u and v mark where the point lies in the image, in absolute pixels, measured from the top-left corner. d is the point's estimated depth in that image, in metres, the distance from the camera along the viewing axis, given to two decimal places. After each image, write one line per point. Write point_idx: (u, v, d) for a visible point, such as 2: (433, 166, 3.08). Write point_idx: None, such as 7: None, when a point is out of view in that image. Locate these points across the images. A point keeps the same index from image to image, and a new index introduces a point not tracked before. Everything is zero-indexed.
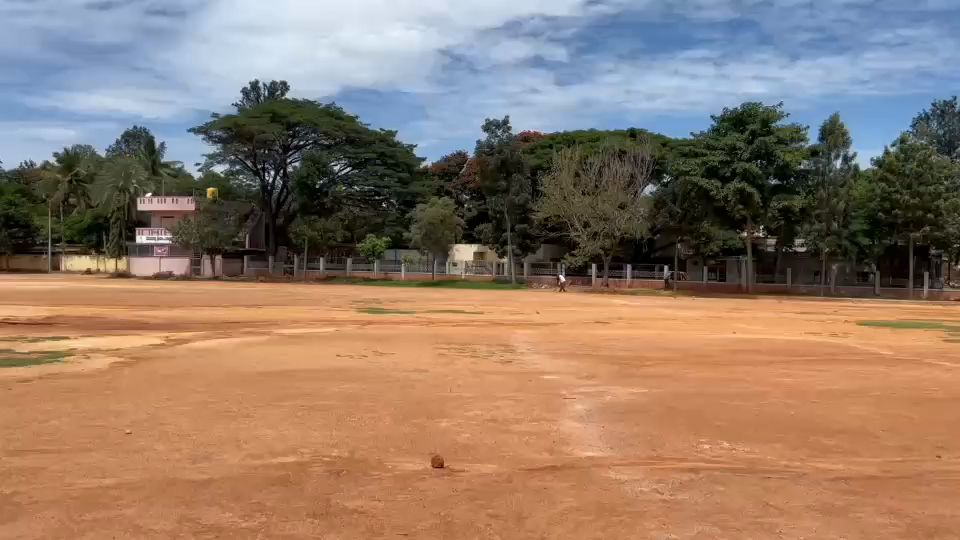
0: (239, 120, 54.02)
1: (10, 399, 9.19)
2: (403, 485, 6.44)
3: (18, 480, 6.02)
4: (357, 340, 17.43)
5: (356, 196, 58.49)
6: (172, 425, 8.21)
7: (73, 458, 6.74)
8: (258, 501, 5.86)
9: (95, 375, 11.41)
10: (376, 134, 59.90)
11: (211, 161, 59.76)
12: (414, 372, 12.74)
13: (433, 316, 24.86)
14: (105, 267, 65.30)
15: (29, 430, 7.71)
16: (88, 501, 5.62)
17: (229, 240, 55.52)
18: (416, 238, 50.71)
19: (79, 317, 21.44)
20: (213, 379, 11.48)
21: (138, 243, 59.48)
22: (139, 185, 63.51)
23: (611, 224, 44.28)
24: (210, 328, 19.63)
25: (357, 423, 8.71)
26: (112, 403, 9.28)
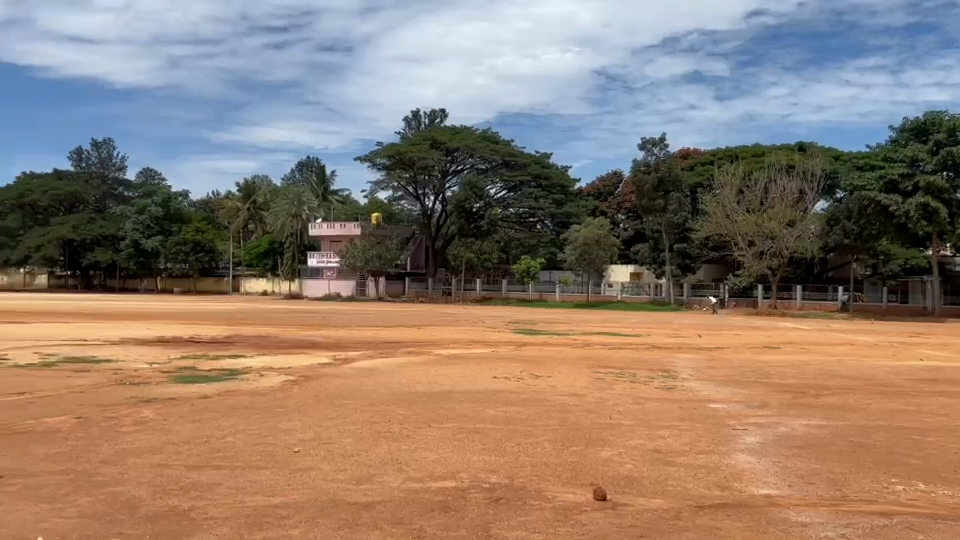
0: (400, 148, 56.21)
1: (192, 415, 9.72)
2: (564, 518, 6.19)
3: (195, 495, 6.27)
4: (513, 362, 17.34)
5: (513, 218, 59.02)
6: (336, 445, 8.38)
7: (246, 475, 6.98)
8: (418, 527, 5.80)
9: (267, 392, 11.94)
10: (532, 157, 60.23)
11: (375, 188, 62.15)
12: (572, 396, 12.44)
13: (589, 338, 24.37)
14: (279, 289, 69.31)
15: (207, 445, 8.09)
16: (257, 520, 5.73)
17: (392, 262, 57.39)
18: (571, 259, 50.39)
19: (255, 336, 22.64)
20: (376, 398, 11.70)
21: (310, 266, 62.61)
22: (311, 212, 66.99)
23: (779, 242, 42.20)
24: (373, 348, 20.22)
25: (517, 449, 8.56)
26: (281, 420, 9.63)
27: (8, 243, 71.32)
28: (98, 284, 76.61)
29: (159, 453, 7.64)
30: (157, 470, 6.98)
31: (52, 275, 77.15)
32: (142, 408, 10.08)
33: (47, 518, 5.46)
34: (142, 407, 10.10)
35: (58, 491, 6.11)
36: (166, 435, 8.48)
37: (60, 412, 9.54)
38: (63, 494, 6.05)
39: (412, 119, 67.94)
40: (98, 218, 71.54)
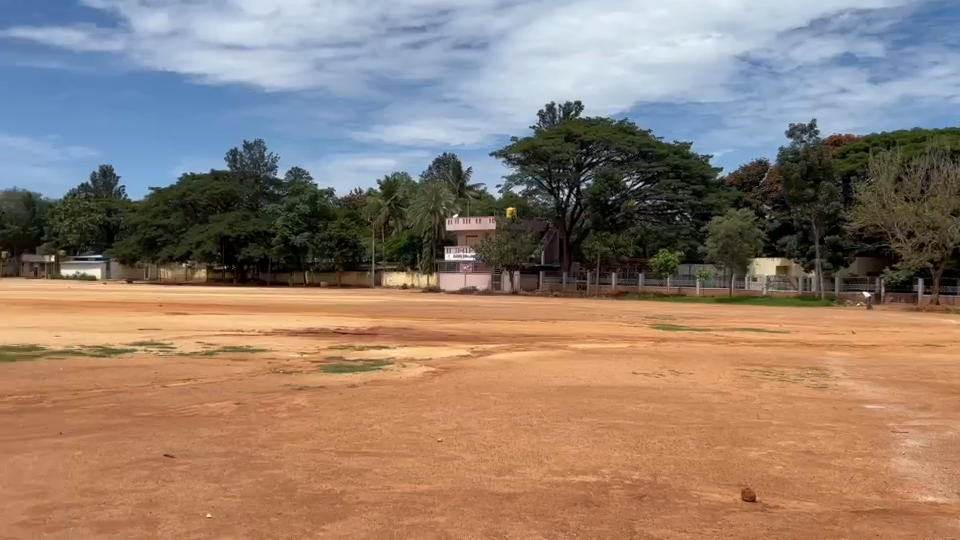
0: (535, 142, 56.42)
1: (340, 403, 10.14)
2: (711, 518, 6.04)
3: (347, 481, 6.54)
4: (652, 358, 17.02)
5: (650, 210, 58.37)
6: (478, 436, 8.51)
7: (392, 462, 7.22)
8: (561, 520, 5.81)
9: (410, 382, 12.28)
10: (671, 147, 58.82)
11: (510, 183, 62.57)
12: (716, 394, 12.08)
13: (731, 334, 23.57)
14: (418, 283, 71.42)
15: (355, 432, 8.41)
16: (404, 506, 5.91)
17: (527, 257, 57.49)
18: (712, 252, 48.80)
19: (397, 328, 23.34)
20: (515, 391, 11.79)
21: (447, 260, 63.77)
22: (448, 208, 68.25)
23: (942, 234, 39.22)
24: (510, 341, 20.40)
25: (659, 446, 8.40)
26: (424, 410, 9.88)
27: (171, 240, 76.37)
28: (251, 278, 81.03)
29: (311, 438, 8.02)
30: (310, 455, 7.32)
31: (210, 270, 82.28)
32: (295, 395, 10.61)
33: (215, 496, 5.84)
34: (295, 395, 10.63)
35: (223, 472, 6.53)
36: (318, 422, 8.87)
37: (222, 397, 10.19)
38: (227, 475, 6.46)
39: (547, 112, 67.94)
40: (250, 216, 75.57)
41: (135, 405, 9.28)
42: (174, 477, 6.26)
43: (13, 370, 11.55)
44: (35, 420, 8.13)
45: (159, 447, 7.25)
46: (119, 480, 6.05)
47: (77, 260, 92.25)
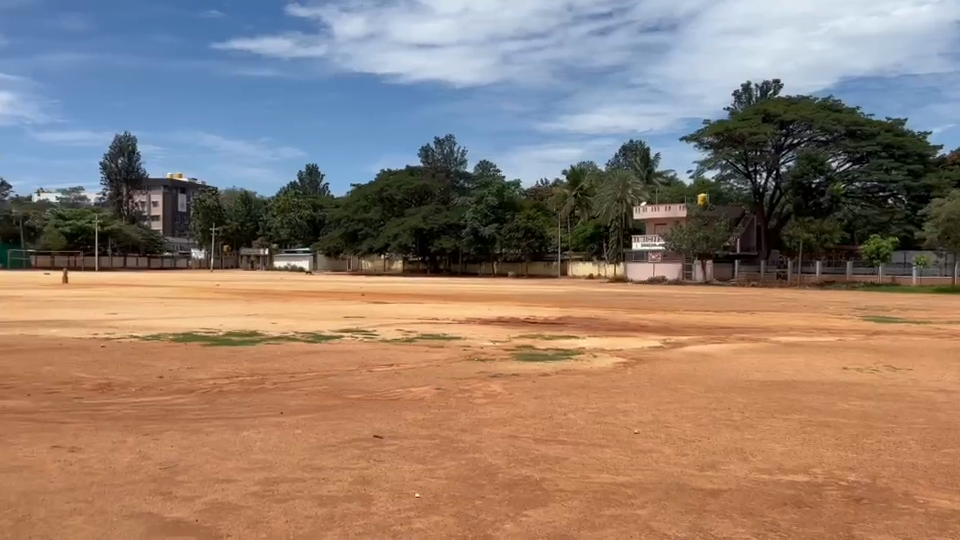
0: (729, 125, 54.14)
1: (535, 391, 10.26)
2: (940, 526, 5.51)
3: (545, 468, 6.59)
4: (864, 352, 15.83)
5: (859, 193, 54.40)
6: (677, 429, 8.32)
7: (590, 452, 7.19)
8: (771, 519, 5.54)
9: (603, 373, 12.20)
10: (883, 125, 54.30)
11: (703, 168, 60.62)
12: (941, 392, 11.05)
13: (955, 328, 21.44)
14: (605, 272, 70.97)
15: (551, 421, 8.46)
16: (605, 497, 5.87)
17: (721, 244, 55.42)
18: (931, 238, 44.82)
19: (586, 318, 23.28)
20: (714, 385, 11.40)
21: (634, 249, 62.86)
22: (636, 195, 67.22)
23: None
24: (705, 333, 19.74)
25: (876, 446, 7.80)
26: (619, 401, 9.79)
27: (370, 233, 80.73)
28: (444, 269, 83.84)
29: (509, 425, 8.17)
30: (509, 441, 7.46)
31: (405, 262, 86.07)
32: (491, 382, 10.85)
33: (422, 477, 6.07)
34: (491, 382, 10.87)
35: (428, 453, 6.80)
36: (514, 409, 9.01)
37: (422, 382, 10.61)
38: (432, 457, 6.72)
39: (742, 93, 65.30)
40: (442, 208, 77.97)
41: (345, 388, 9.87)
42: (383, 457, 6.58)
43: (238, 352, 12.68)
44: (259, 399, 8.85)
45: (368, 428, 7.65)
46: (333, 458, 6.45)
47: (287, 252, 99.72)
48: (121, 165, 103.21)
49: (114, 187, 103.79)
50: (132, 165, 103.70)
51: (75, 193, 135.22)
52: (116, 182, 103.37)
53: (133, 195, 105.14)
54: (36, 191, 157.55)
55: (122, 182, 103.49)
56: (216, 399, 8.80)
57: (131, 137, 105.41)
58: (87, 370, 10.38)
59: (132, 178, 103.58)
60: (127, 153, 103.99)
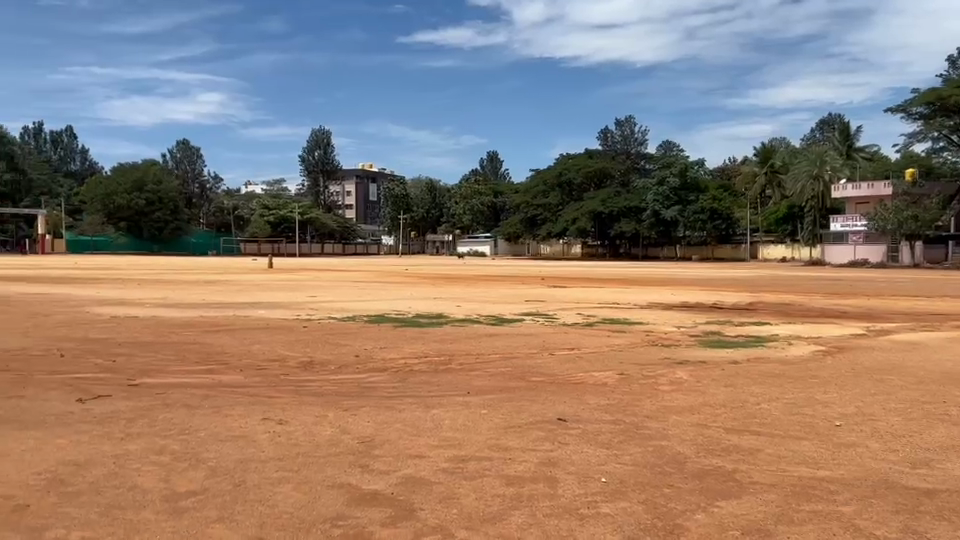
0: (942, 93, 49.51)
1: (724, 380, 9.87)
2: None
3: (737, 459, 6.34)
4: None
5: None
6: (884, 422, 7.72)
7: (786, 444, 6.83)
8: None
9: (798, 362, 11.52)
10: None
11: (911, 141, 55.98)
12: None
13: None
14: (800, 255, 67.67)
15: (742, 411, 8.12)
16: (804, 492, 5.54)
17: (931, 224, 50.70)
18: None
19: (777, 304, 22.15)
20: (926, 377, 10.46)
21: (833, 231, 58.85)
22: (834, 172, 63.05)
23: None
24: (913, 320, 18.16)
25: None
26: (817, 392, 9.24)
27: (549, 217, 80.90)
28: (624, 254, 82.56)
29: (696, 413, 7.92)
30: (697, 430, 7.23)
31: (585, 246, 85.79)
32: (677, 369, 10.56)
33: (608, 462, 6.02)
34: (677, 369, 10.57)
35: (614, 438, 6.73)
36: (702, 397, 8.73)
37: (606, 367, 10.51)
38: (617, 442, 6.64)
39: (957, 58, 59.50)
40: (623, 191, 76.68)
41: (528, 370, 9.98)
42: (568, 440, 6.58)
43: (425, 334, 13.12)
44: (447, 379, 9.13)
45: (552, 411, 7.68)
46: (520, 439, 6.53)
47: (470, 238, 102.22)
48: (318, 157, 109.90)
49: (312, 179, 110.73)
50: (327, 157, 110.31)
51: (277, 184, 145.65)
52: (314, 173, 110.23)
53: (329, 185, 111.61)
54: (245, 184, 171.27)
55: (319, 173, 110.15)
56: (408, 377, 9.18)
57: (326, 130, 111.84)
58: (290, 349, 11.14)
59: (327, 168, 109.99)
60: (322, 145, 110.73)
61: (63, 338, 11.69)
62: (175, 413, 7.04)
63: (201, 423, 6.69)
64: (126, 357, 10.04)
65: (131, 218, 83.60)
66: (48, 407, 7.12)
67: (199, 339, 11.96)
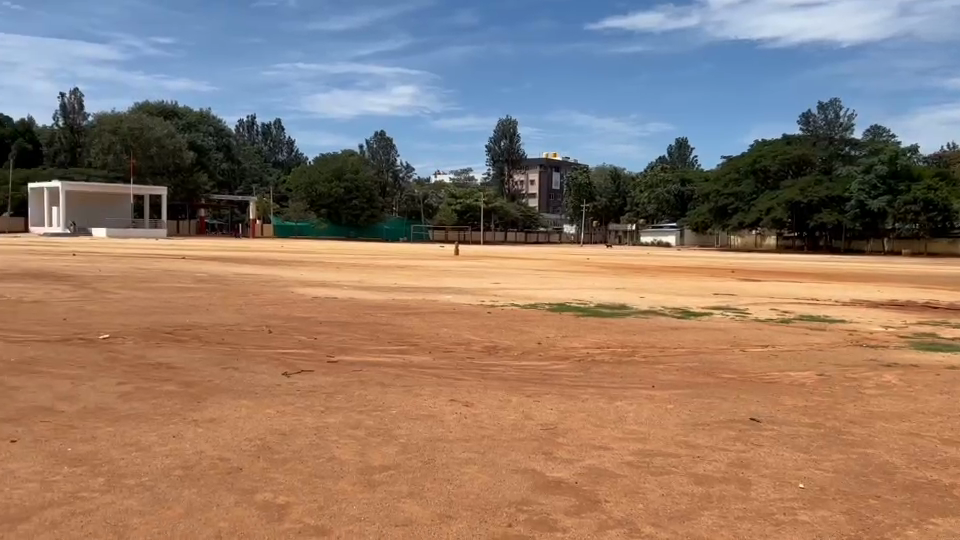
0: None
1: (938, 386, 9.03)
2: None
3: (955, 473, 5.75)
4: None
5: None
6: None
7: None
8: None
9: None
10: None
11: None
12: None
13: None
14: None
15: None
16: None
17: None
18: None
19: None
20: None
21: None
22: None
23: None
24: None
25: None
26: None
27: (741, 207, 77.21)
28: (823, 246, 77.82)
29: (907, 421, 7.27)
30: (909, 439, 6.64)
31: (779, 238, 81.78)
32: (884, 372, 9.76)
33: (806, 467, 5.66)
34: (884, 371, 9.78)
35: (813, 443, 6.32)
36: (913, 403, 8.03)
37: (803, 367, 9.93)
38: (816, 447, 6.24)
39: None
40: (824, 179, 71.98)
41: (718, 367, 9.60)
42: (762, 442, 6.25)
43: (610, 325, 12.95)
44: (632, 372, 8.97)
45: (745, 410, 7.36)
46: (709, 436, 6.30)
47: (655, 228, 100.23)
48: (505, 147, 111.95)
49: (498, 168, 112.91)
50: (513, 146, 111.93)
51: (465, 173, 149.84)
52: (499, 163, 112.38)
53: (514, 173, 113.40)
54: (434, 173, 176.83)
55: (504, 162, 112.11)
56: (592, 367, 9.11)
57: (512, 120, 113.60)
58: (476, 334, 11.39)
59: (512, 158, 111.73)
60: (509, 135, 112.55)
61: (270, 314, 12.62)
62: (369, 390, 7.40)
63: (393, 401, 6.97)
64: (326, 335, 10.68)
65: (331, 205, 88.96)
66: (260, 379, 7.72)
67: (391, 320, 12.49)
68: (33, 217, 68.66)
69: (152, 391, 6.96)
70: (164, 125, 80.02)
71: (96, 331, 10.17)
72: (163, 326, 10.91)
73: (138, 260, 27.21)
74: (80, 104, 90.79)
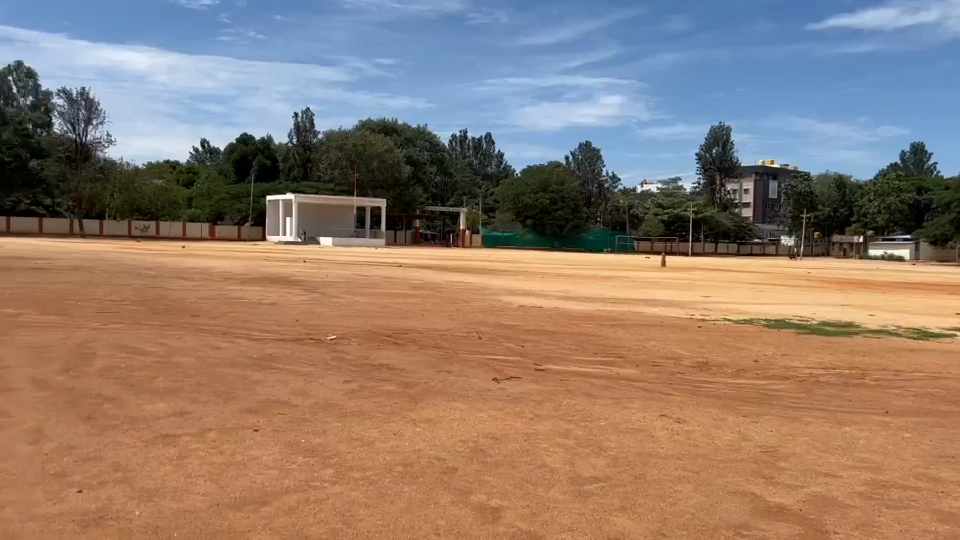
0: None
1: None
2: None
3: None
4: None
5: None
6: None
7: None
8: None
9: None
10: None
11: None
12: None
13: None
14: None
15: None
16: None
17: None
18: None
19: None
20: None
21: None
22: None
23: None
24: None
25: None
26: None
27: None
28: None
29: None
30: None
31: None
32: None
33: None
34: None
35: None
36: None
37: None
38: None
39: None
40: None
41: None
42: None
43: (835, 344, 12.06)
44: (861, 395, 8.29)
45: None
46: (954, 470, 5.68)
47: (885, 238, 92.49)
48: (716, 154, 108.15)
49: (709, 176, 109.38)
50: (725, 154, 107.95)
51: (674, 182, 146.20)
52: (711, 171, 108.74)
53: (726, 182, 109.17)
54: (641, 183, 173.98)
55: (716, 170, 108.40)
56: (814, 389, 8.54)
57: (726, 126, 109.42)
58: (686, 348, 11.06)
59: (724, 165, 107.64)
60: (721, 142, 108.46)
61: (481, 322, 12.98)
62: (577, 400, 7.39)
63: (602, 413, 6.91)
64: (533, 344, 10.82)
65: (537, 216, 90.31)
66: (472, 382, 7.95)
67: (599, 331, 12.40)
68: (271, 227, 75.31)
69: (375, 390, 7.37)
70: (384, 141, 85.11)
71: (324, 332, 10.96)
72: (382, 329, 11.54)
73: (360, 268, 29.01)
74: (311, 122, 98.04)
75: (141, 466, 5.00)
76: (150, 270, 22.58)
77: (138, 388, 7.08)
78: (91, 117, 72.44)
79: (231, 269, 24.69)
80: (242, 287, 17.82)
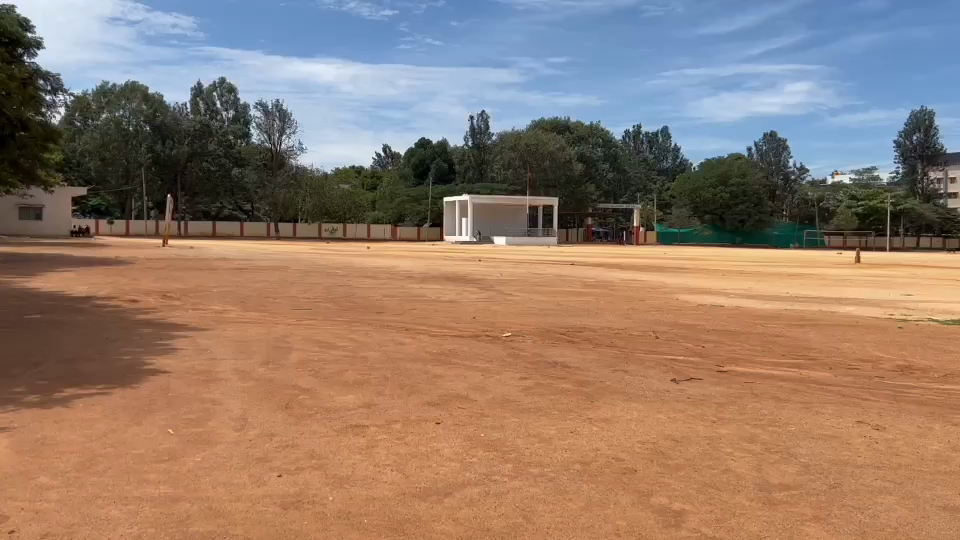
0: None
1: None
2: None
3: None
4: None
5: None
6: None
7: None
8: None
9: None
10: None
11: None
12: None
13: None
14: None
15: None
16: None
17: None
18: None
19: None
20: None
21: None
22: None
23: None
24: None
25: None
26: None
27: None
28: None
29: None
30: None
31: None
32: None
33: None
34: None
35: None
36: None
37: None
38: None
39: None
40: None
41: None
42: None
43: None
44: None
45: None
46: None
47: None
48: (917, 142, 99.81)
49: (910, 165, 101.01)
50: (928, 140, 99.36)
51: (869, 173, 136.48)
52: (912, 159, 100.43)
53: (930, 171, 100.23)
54: (833, 175, 163.54)
55: (918, 159, 99.93)
56: None
57: (929, 110, 100.55)
58: (884, 350, 10.27)
59: (927, 153, 99.12)
60: (924, 128, 99.81)
61: (659, 320, 12.73)
62: (763, 403, 7.05)
63: (791, 418, 6.56)
64: (714, 344, 10.46)
65: (716, 211, 87.35)
66: (649, 383, 7.80)
67: (785, 332, 11.79)
68: (447, 227, 77.52)
69: (551, 388, 7.40)
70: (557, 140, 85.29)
71: (501, 329, 11.15)
72: (557, 327, 11.56)
73: (534, 266, 29.22)
74: (486, 124, 100.42)
75: (335, 454, 5.29)
76: (339, 269, 23.96)
77: (331, 380, 7.50)
78: (284, 126, 79.24)
79: (412, 268, 25.69)
80: (423, 284, 18.49)
